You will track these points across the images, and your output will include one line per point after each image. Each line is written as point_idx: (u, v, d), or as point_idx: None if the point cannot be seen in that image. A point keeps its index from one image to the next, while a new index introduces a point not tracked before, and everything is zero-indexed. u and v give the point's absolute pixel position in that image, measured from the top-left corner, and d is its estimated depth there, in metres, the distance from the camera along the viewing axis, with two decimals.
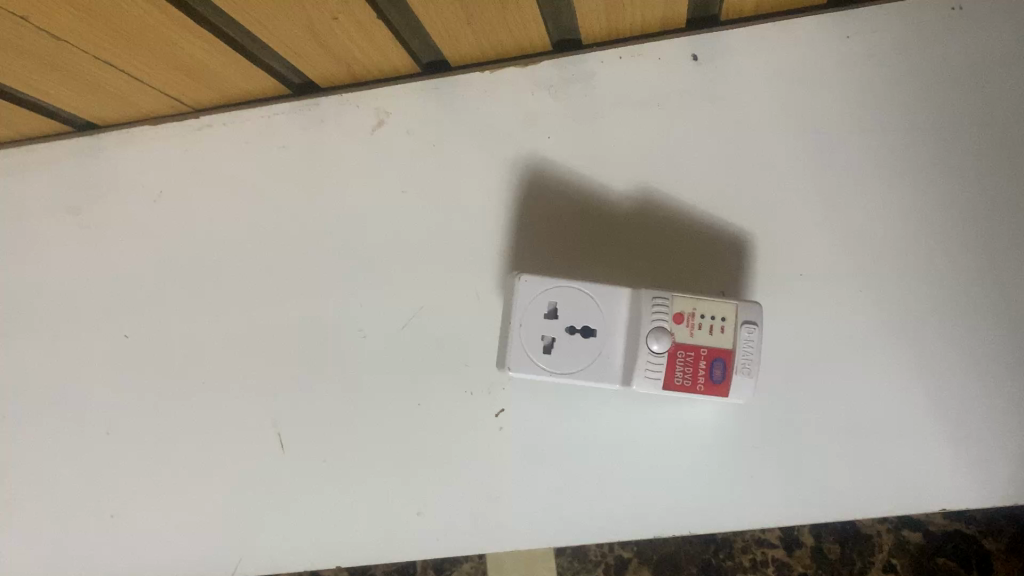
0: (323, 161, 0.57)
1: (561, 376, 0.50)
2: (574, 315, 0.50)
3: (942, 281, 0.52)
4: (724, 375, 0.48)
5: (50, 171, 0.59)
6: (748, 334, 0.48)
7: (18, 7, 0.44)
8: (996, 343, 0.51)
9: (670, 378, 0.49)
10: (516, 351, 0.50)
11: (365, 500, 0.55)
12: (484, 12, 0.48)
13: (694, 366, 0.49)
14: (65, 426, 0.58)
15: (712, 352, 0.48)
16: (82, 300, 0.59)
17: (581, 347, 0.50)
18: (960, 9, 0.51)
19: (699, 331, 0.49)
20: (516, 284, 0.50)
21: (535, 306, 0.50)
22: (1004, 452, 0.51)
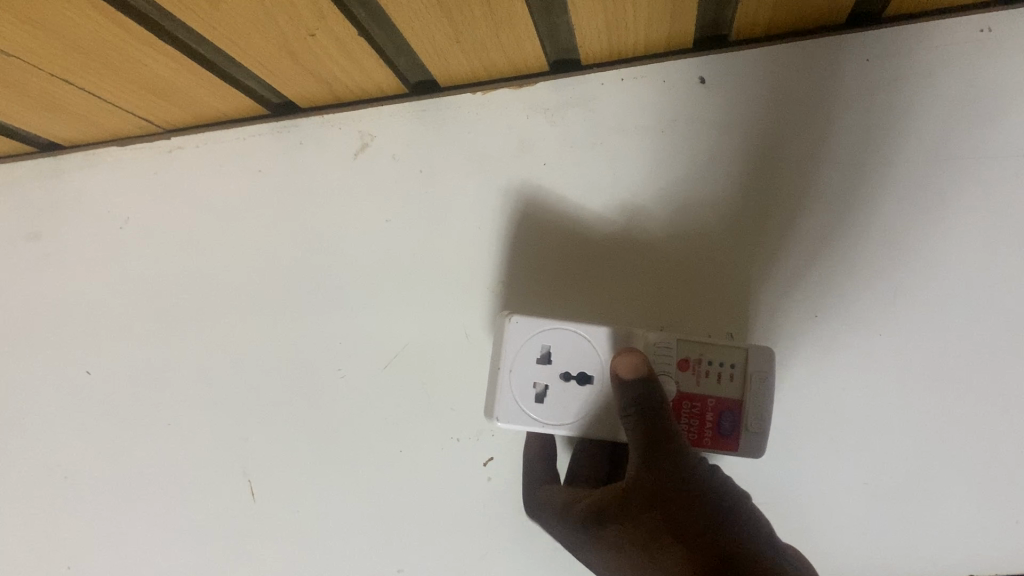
0: (302, 187, 0.53)
1: (555, 428, 0.45)
2: (569, 360, 0.46)
3: (972, 327, 0.47)
4: (735, 428, 0.44)
5: (16, 194, 0.56)
6: (761, 384, 0.44)
7: None
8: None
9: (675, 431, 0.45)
10: (505, 400, 0.45)
11: (342, 552, 0.51)
12: (475, 30, 0.44)
13: (701, 417, 0.45)
14: (21, 470, 0.55)
15: (721, 402, 0.45)
16: (45, 333, 0.55)
17: (578, 396, 0.46)
18: (990, 31, 0.47)
19: (707, 378, 0.45)
20: (505, 326, 0.46)
21: (528, 349, 0.46)
22: None
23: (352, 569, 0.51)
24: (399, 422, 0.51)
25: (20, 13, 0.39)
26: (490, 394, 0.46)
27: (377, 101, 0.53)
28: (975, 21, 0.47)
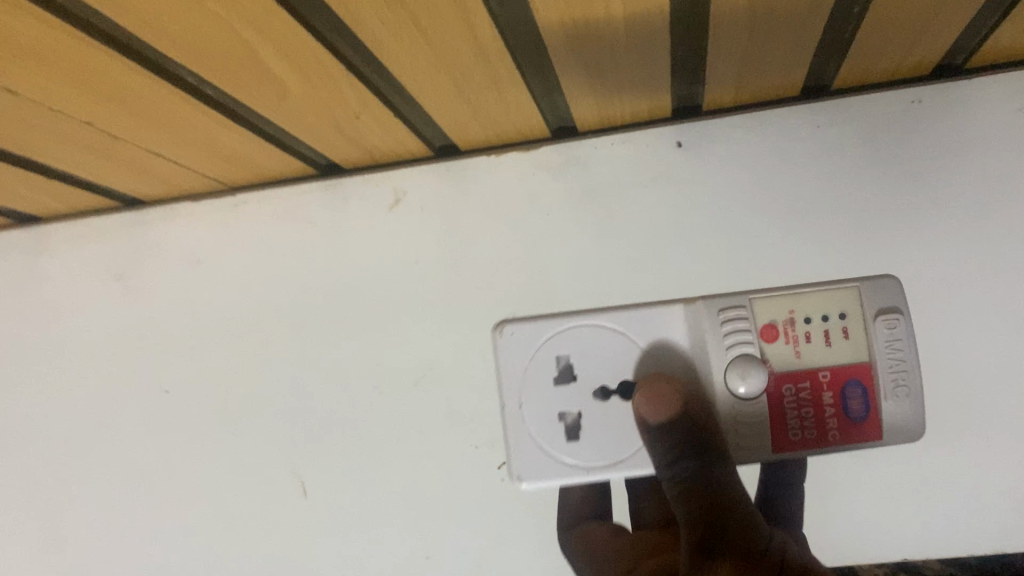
0: (345, 234, 0.64)
1: (594, 472, 0.52)
2: (590, 375, 0.54)
3: None
4: (867, 390, 0.49)
5: (103, 241, 0.67)
6: (889, 328, 0.50)
7: (103, 122, 0.50)
8: (960, 407, 0.56)
9: (791, 433, 0.49)
10: (530, 458, 0.54)
11: (380, 542, 0.61)
12: (491, 107, 0.55)
13: (819, 402, 0.50)
14: (110, 475, 0.65)
15: (837, 371, 0.49)
16: (129, 359, 0.66)
17: (610, 410, 0.53)
18: (921, 102, 0.58)
19: (807, 342, 0.50)
20: (503, 354, 0.55)
21: (539, 377, 0.55)
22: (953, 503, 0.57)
23: (389, 556, 0.61)
24: (426, 432, 0.61)
25: (142, 115, 0.49)
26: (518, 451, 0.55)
27: (409, 162, 0.63)
28: (907, 93, 0.58)
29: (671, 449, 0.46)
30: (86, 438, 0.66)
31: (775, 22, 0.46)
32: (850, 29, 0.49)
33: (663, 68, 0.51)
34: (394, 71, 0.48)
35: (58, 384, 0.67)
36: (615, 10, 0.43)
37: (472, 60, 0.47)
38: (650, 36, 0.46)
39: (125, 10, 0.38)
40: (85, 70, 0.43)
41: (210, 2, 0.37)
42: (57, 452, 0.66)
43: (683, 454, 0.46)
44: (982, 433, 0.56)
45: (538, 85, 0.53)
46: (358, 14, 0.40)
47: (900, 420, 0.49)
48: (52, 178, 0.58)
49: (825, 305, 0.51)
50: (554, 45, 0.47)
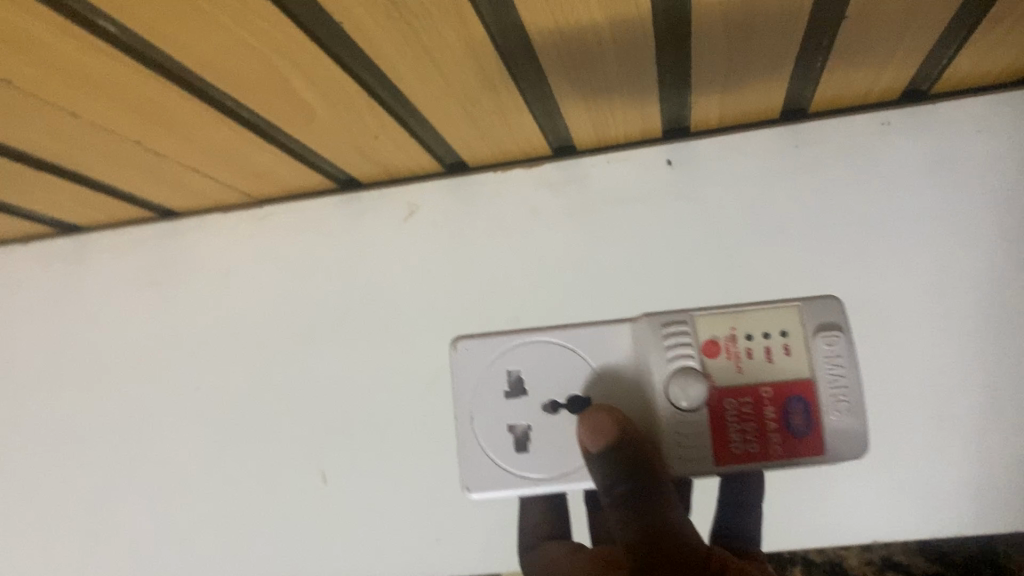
0: (363, 244, 0.69)
1: (541, 485, 0.46)
2: (542, 387, 0.48)
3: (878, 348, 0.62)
4: (811, 408, 0.44)
5: (142, 250, 0.73)
6: (828, 345, 0.45)
7: (153, 144, 0.56)
8: (925, 403, 0.61)
9: (732, 447, 0.44)
10: (478, 472, 0.47)
11: (393, 526, 0.66)
12: (496, 129, 0.61)
13: (761, 417, 0.44)
14: (146, 465, 0.71)
15: (779, 386, 0.44)
16: (164, 358, 0.72)
17: (561, 424, 0.47)
18: (889, 124, 0.64)
19: (748, 358, 0.45)
20: (455, 371, 0.49)
21: (487, 392, 0.48)
22: (925, 493, 0.61)
23: (402, 540, 0.66)
24: (437, 425, 0.66)
25: (187, 138, 0.55)
26: (461, 470, 0.47)
27: (422, 177, 0.69)
28: (877, 117, 0.64)
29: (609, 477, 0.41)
30: (124, 431, 0.71)
31: (749, 50, 0.52)
32: (820, 59, 0.55)
33: (651, 90, 0.57)
34: (411, 97, 0.54)
35: (98, 381, 0.73)
36: (606, 40, 0.49)
37: (480, 87, 0.53)
38: (637, 62, 0.52)
39: (182, 47, 0.43)
40: (142, 99, 0.49)
41: (254, 38, 0.43)
42: (97, 443, 0.72)
43: (621, 480, 0.41)
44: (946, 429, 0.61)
45: (539, 110, 0.59)
46: (380, 50, 0.46)
47: (845, 439, 0.44)
48: (101, 193, 0.64)
49: (769, 321, 0.46)
50: (553, 72, 0.52)
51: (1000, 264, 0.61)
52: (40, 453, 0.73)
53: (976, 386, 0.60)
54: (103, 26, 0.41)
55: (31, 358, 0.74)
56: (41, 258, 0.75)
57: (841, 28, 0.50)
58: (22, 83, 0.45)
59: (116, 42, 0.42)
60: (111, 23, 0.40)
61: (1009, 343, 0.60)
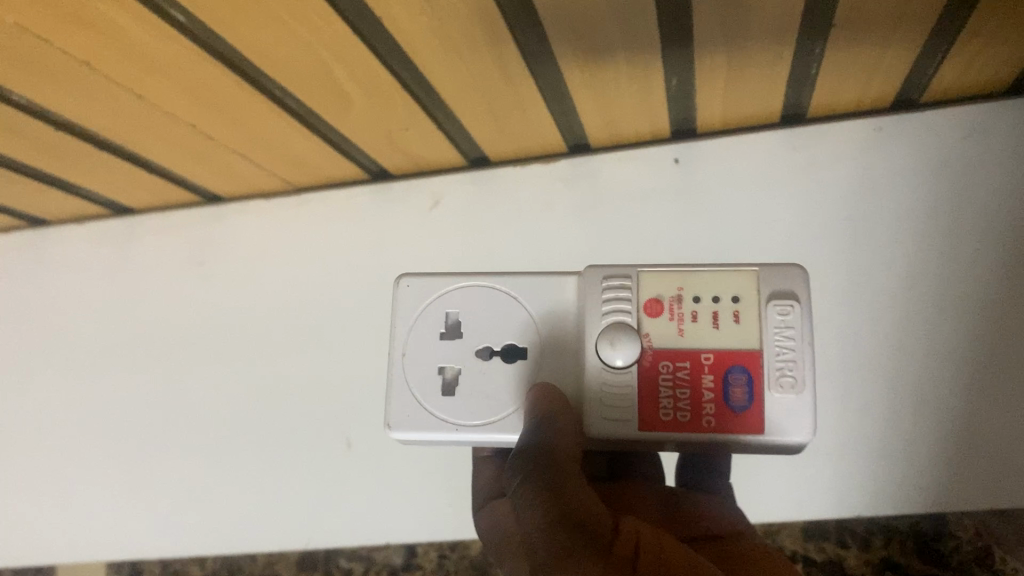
0: (391, 230, 0.76)
1: (463, 429, 0.48)
2: (477, 333, 0.51)
3: (863, 335, 0.67)
4: (753, 378, 0.45)
5: (187, 231, 0.79)
6: (781, 316, 0.45)
7: (208, 129, 0.62)
8: (900, 391, 0.66)
9: (662, 412, 0.45)
10: (403, 407, 0.49)
11: (411, 490, 0.73)
12: (516, 125, 0.67)
13: (698, 384, 0.46)
14: (183, 428, 0.77)
15: (721, 354, 0.46)
16: (204, 331, 0.78)
17: (490, 370, 0.50)
18: (880, 130, 0.69)
19: (692, 321, 0.46)
20: (397, 306, 0.51)
21: (425, 332, 0.51)
22: (905, 473, 0.65)
23: (418, 502, 0.72)
24: None
25: (238, 124, 0.61)
26: (390, 405, 0.49)
27: (448, 171, 0.75)
28: (869, 123, 0.69)
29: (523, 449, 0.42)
30: (165, 397, 0.78)
31: (745, 55, 0.58)
32: (812, 66, 0.60)
33: (658, 91, 0.63)
34: (441, 93, 0.60)
35: (143, 351, 0.79)
36: (615, 43, 0.55)
37: (503, 85, 0.59)
38: (643, 64, 0.58)
39: (241, 37, 0.49)
40: (201, 84, 0.55)
41: (304, 31, 0.49)
42: (140, 408, 0.78)
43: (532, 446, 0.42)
44: (916, 415, 0.65)
45: (556, 107, 0.64)
46: (415, 46, 0.52)
47: (786, 413, 0.44)
48: (155, 175, 0.70)
49: (720, 286, 0.47)
50: (569, 73, 0.58)
51: (978, 262, 0.65)
52: (86, 416, 0.79)
53: (948, 377, 0.65)
54: (175, 16, 0.47)
55: (82, 330, 0.80)
56: (95, 238, 0.81)
57: (829, 36, 0.56)
58: (99, 66, 0.51)
59: (184, 31, 0.48)
60: (181, 12, 0.46)
61: (985, 336, 0.64)
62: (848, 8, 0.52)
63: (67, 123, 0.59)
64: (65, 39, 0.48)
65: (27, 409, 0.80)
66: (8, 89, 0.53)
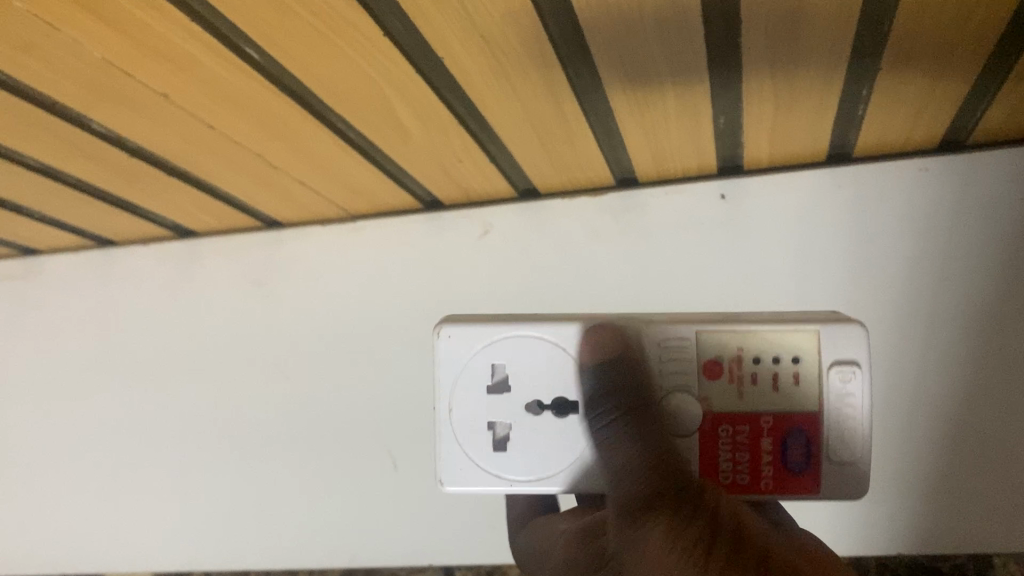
0: (442, 258, 0.78)
1: (519, 486, 0.47)
2: (525, 384, 0.48)
3: (902, 370, 0.71)
4: (813, 443, 0.45)
5: (245, 255, 0.82)
6: (844, 380, 0.45)
7: (273, 157, 0.65)
8: (930, 422, 0.71)
9: (722, 475, 0.46)
10: (454, 463, 0.48)
11: (457, 512, 0.75)
12: (565, 158, 0.69)
13: (757, 447, 0.46)
14: (239, 444, 0.80)
15: (781, 417, 0.46)
16: (258, 350, 0.81)
17: (541, 426, 0.47)
18: (926, 170, 0.70)
19: (752, 384, 0.46)
20: (437, 357, 0.48)
21: (469, 386, 0.48)
22: (925, 494, 0.72)
23: (464, 523, 0.75)
24: None
25: (301, 153, 0.64)
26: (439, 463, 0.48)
27: (498, 201, 0.77)
28: (915, 163, 0.70)
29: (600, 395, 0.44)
30: (221, 414, 0.81)
31: (793, 95, 0.59)
32: (859, 107, 0.62)
33: (706, 128, 0.65)
34: (496, 127, 0.62)
35: (200, 368, 0.82)
36: (665, 83, 0.57)
37: (555, 119, 0.61)
38: (693, 102, 0.60)
39: (311, 71, 0.52)
40: (269, 115, 0.58)
41: (370, 67, 0.52)
42: (197, 424, 0.81)
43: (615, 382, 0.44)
44: (950, 443, 0.70)
45: (606, 141, 0.66)
46: (473, 83, 0.55)
47: (842, 479, 0.45)
48: (219, 200, 0.74)
49: (781, 346, 0.46)
50: (619, 109, 0.60)
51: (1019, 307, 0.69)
52: (146, 429, 0.82)
53: (981, 408, 0.70)
54: (249, 53, 0.49)
55: (142, 346, 0.84)
56: (156, 257, 0.84)
57: (875, 81, 0.58)
58: (174, 96, 0.54)
59: (257, 66, 0.51)
60: (255, 49, 0.49)
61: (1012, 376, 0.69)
62: (895, 53, 0.54)
63: (140, 148, 0.62)
64: (145, 73, 0.51)
65: (91, 422, 0.84)
66: (88, 117, 0.56)
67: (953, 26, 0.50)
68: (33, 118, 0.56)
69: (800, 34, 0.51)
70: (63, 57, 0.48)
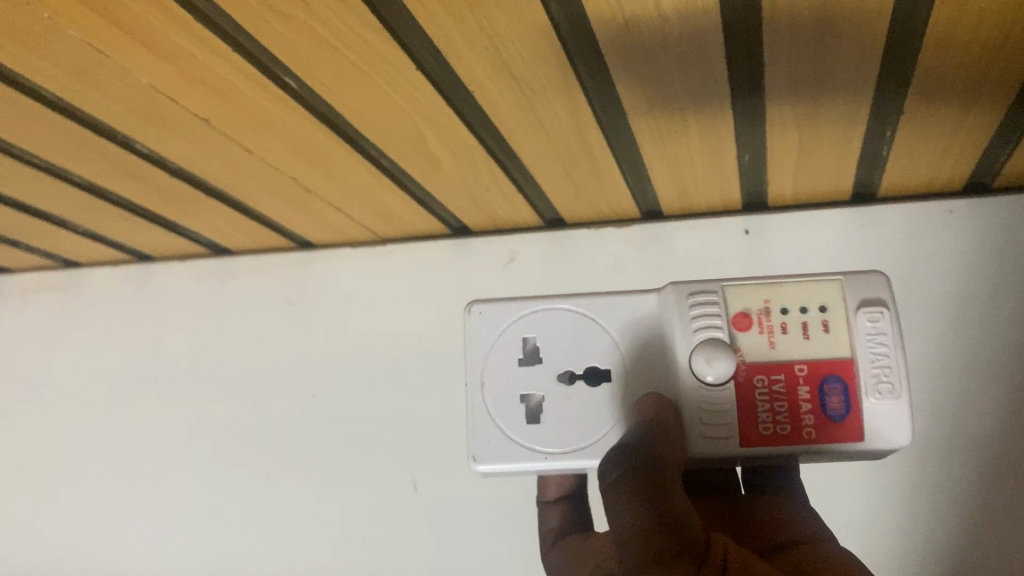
0: (468, 282, 0.79)
1: None
2: (557, 357, 0.48)
3: (938, 411, 0.69)
4: (850, 387, 0.43)
5: (278, 274, 0.85)
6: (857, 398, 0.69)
7: (308, 182, 0.67)
8: (965, 463, 0.68)
9: (760, 427, 0.43)
10: (490, 440, 0.46)
11: (474, 535, 0.75)
12: (591, 189, 0.70)
13: (794, 396, 0.43)
14: (260, 456, 0.81)
15: (816, 364, 0.44)
16: (286, 367, 0.82)
17: None
18: (952, 212, 0.71)
19: (784, 333, 0.44)
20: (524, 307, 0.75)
21: (501, 362, 0.47)
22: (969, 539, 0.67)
23: (481, 547, 0.75)
24: None
25: (334, 178, 0.66)
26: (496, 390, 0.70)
27: (525, 229, 0.79)
28: (941, 206, 0.71)
29: (623, 445, 0.41)
30: (246, 428, 0.82)
31: (818, 133, 0.60)
32: (883, 146, 0.63)
33: (731, 164, 0.66)
34: (525, 160, 0.64)
35: (228, 382, 0.84)
36: (690, 119, 0.58)
37: (581, 151, 0.62)
38: (717, 138, 0.61)
39: (345, 101, 0.54)
40: (304, 141, 0.60)
41: (402, 99, 0.54)
42: (222, 437, 0.82)
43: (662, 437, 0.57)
44: (986, 487, 0.67)
45: (632, 175, 0.68)
46: (502, 114, 0.56)
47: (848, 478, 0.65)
48: (254, 221, 0.76)
49: (806, 295, 0.45)
50: (645, 145, 0.62)
51: None
52: (172, 444, 0.84)
53: (1012, 458, 0.67)
54: (287, 82, 0.51)
55: (175, 361, 0.86)
56: (193, 274, 0.87)
57: (900, 120, 0.58)
58: (215, 122, 0.56)
59: (295, 96, 0.53)
60: (294, 80, 0.51)
61: None
62: (919, 95, 0.55)
63: (180, 169, 0.64)
64: (188, 99, 0.53)
65: (117, 433, 0.86)
66: (132, 138, 0.59)
67: (975, 68, 0.51)
68: (81, 138, 0.58)
69: (823, 73, 0.52)
70: (112, 82, 0.50)
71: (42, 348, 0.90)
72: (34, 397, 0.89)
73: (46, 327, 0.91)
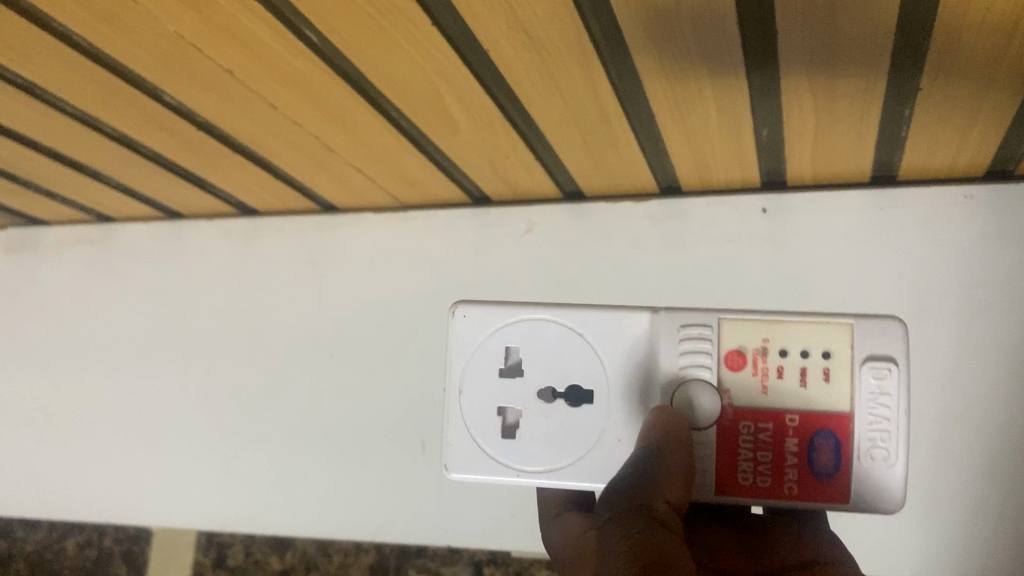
0: (487, 250, 0.81)
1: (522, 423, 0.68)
2: (539, 371, 0.48)
3: (954, 397, 0.68)
4: (842, 446, 0.43)
5: (302, 236, 0.87)
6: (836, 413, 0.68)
7: (331, 142, 0.68)
8: (977, 453, 0.67)
9: (742, 477, 0.44)
10: (460, 449, 0.47)
11: (478, 499, 0.76)
12: (608, 160, 0.70)
13: (781, 447, 0.44)
14: (275, 411, 0.83)
15: (808, 417, 0.44)
16: (306, 326, 0.84)
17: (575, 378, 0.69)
18: (972, 198, 0.70)
19: (779, 379, 0.44)
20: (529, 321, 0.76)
21: (481, 368, 0.48)
22: (980, 530, 0.66)
23: (483, 510, 0.76)
24: None
25: (355, 137, 0.67)
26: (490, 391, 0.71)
27: (544, 201, 0.80)
28: (961, 192, 0.71)
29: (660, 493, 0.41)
30: (264, 384, 0.84)
31: (834, 111, 0.60)
32: (900, 126, 0.62)
33: (749, 139, 0.66)
34: (543, 126, 0.64)
35: (250, 339, 0.86)
36: (706, 90, 0.58)
37: (597, 120, 0.63)
38: (732, 110, 0.61)
39: (365, 57, 0.55)
40: (323, 96, 0.61)
41: (419, 56, 0.55)
42: (242, 391, 0.85)
43: None
44: (999, 479, 0.66)
45: (648, 147, 0.68)
46: (518, 77, 0.57)
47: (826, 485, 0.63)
48: (279, 180, 0.78)
49: (811, 339, 0.45)
50: (661, 115, 0.62)
51: None
52: (193, 396, 0.86)
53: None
54: (308, 35, 0.53)
55: (200, 316, 0.88)
56: (221, 233, 0.90)
57: (916, 101, 0.58)
58: (238, 74, 0.58)
59: (316, 50, 0.54)
60: (315, 33, 0.52)
61: None
62: (935, 73, 0.54)
63: (207, 123, 0.66)
64: (213, 49, 0.54)
65: (141, 383, 0.88)
66: (162, 89, 0.61)
67: (992, 47, 0.50)
68: (111, 86, 0.60)
69: (835, 47, 0.52)
70: (141, 29, 0.52)
71: (74, 300, 0.94)
72: (66, 347, 0.92)
73: (81, 279, 0.94)
